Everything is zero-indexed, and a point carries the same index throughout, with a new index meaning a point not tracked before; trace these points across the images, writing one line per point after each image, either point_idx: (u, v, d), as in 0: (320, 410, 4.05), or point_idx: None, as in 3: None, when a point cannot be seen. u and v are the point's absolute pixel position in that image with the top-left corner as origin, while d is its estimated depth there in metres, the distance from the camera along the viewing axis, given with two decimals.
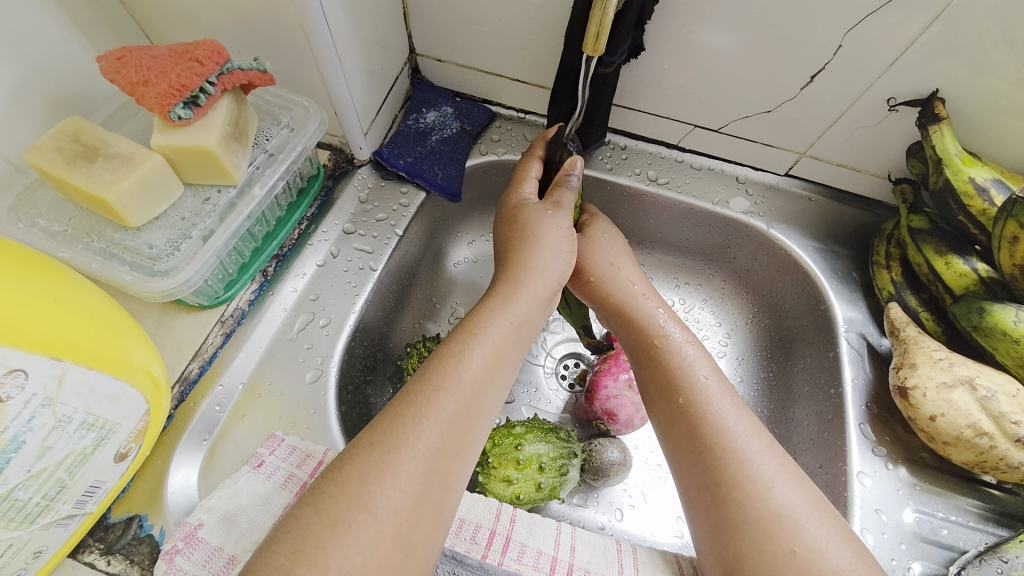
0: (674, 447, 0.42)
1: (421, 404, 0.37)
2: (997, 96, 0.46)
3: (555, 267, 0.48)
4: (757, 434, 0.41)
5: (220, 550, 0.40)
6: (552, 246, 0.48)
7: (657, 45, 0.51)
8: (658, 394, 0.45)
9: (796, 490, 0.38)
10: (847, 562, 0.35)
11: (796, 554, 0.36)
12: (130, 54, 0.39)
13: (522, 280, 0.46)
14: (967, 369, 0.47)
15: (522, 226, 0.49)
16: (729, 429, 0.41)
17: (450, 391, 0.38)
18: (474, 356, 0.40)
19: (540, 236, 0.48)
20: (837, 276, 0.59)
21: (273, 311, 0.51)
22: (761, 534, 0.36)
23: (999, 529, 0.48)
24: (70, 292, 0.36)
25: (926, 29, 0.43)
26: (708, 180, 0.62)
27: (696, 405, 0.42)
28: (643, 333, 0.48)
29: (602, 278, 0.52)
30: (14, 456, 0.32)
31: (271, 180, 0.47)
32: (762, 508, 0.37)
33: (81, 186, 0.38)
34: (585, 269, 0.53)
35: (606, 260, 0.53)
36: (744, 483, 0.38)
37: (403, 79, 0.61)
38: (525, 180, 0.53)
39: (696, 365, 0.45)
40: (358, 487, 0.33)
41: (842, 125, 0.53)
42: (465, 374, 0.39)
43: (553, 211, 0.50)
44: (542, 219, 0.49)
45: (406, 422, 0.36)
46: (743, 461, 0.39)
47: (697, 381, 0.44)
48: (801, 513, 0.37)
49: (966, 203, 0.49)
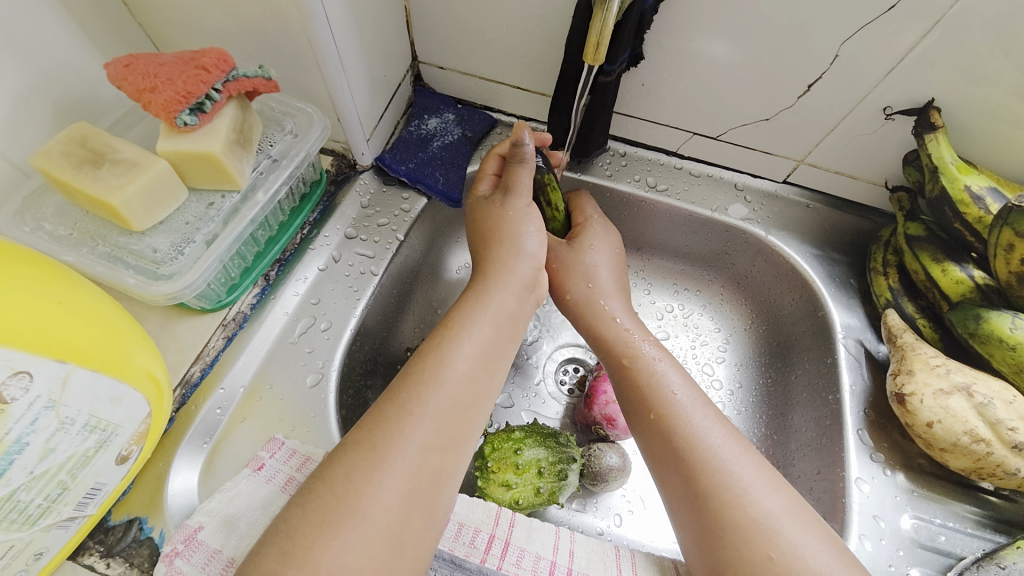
0: (654, 457, 0.43)
1: (404, 401, 0.37)
2: (994, 105, 0.46)
3: (528, 250, 0.49)
4: (731, 442, 0.41)
5: (220, 552, 0.40)
6: (518, 232, 0.49)
7: (657, 54, 0.52)
8: (634, 408, 0.45)
9: (772, 496, 0.38)
10: (824, 562, 0.36)
11: (773, 559, 0.36)
12: (137, 62, 0.40)
13: (494, 271, 0.47)
14: (964, 376, 0.47)
15: (483, 224, 0.51)
16: (701, 440, 0.41)
17: (433, 388, 0.38)
18: (456, 353, 0.41)
19: (508, 230, 0.49)
20: (835, 283, 0.59)
21: (275, 315, 0.52)
22: (739, 540, 0.37)
23: (996, 536, 0.49)
24: (75, 294, 0.36)
25: (922, 39, 0.43)
26: (706, 187, 0.63)
27: (668, 418, 0.43)
28: (613, 349, 0.49)
29: (577, 296, 0.53)
30: (18, 457, 0.32)
31: (274, 185, 0.48)
32: (740, 515, 0.37)
33: (87, 191, 0.39)
34: (564, 286, 0.53)
35: (585, 278, 0.53)
36: (719, 491, 0.38)
37: (405, 86, 0.62)
38: (482, 179, 0.54)
39: (668, 378, 0.45)
40: (345, 486, 0.34)
41: (839, 133, 0.53)
42: (449, 369, 0.40)
43: (501, 198, 0.51)
44: (494, 210, 0.50)
45: (391, 420, 0.36)
46: (718, 470, 0.39)
47: (668, 396, 0.44)
48: (776, 519, 0.37)
49: (962, 211, 0.49)
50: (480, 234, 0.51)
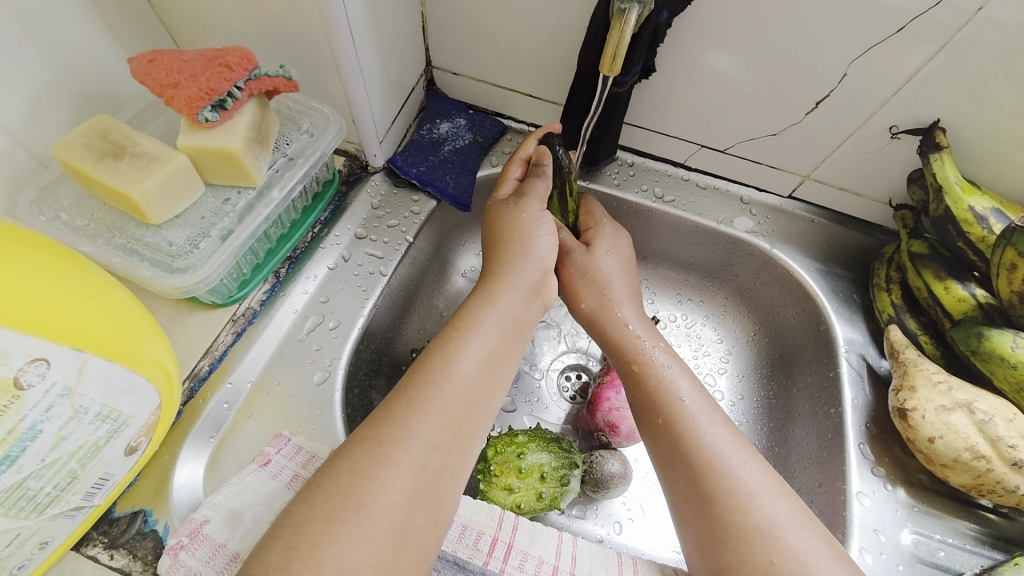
0: (661, 460, 0.43)
1: (411, 399, 0.38)
2: (997, 127, 0.47)
3: (538, 253, 0.50)
4: (738, 449, 0.41)
5: (224, 547, 0.40)
6: (531, 235, 0.50)
7: (669, 67, 0.52)
8: (644, 411, 0.46)
9: (777, 502, 0.39)
10: (826, 567, 0.36)
11: (775, 564, 0.36)
12: (161, 58, 0.40)
13: (502, 273, 0.48)
14: (965, 394, 0.48)
15: (497, 227, 0.51)
16: (708, 445, 0.41)
17: (440, 387, 0.39)
18: (462, 352, 0.41)
19: (518, 233, 0.50)
20: (838, 298, 0.60)
21: (284, 312, 0.52)
22: (742, 544, 0.37)
23: (995, 553, 0.49)
24: (93, 284, 0.37)
25: (929, 61, 0.44)
26: (713, 200, 0.64)
27: (676, 422, 0.43)
28: (624, 354, 0.49)
29: (593, 306, 0.53)
30: (31, 444, 0.33)
31: (290, 184, 0.48)
32: (744, 520, 0.38)
33: (107, 182, 0.39)
34: (579, 296, 0.54)
35: (599, 287, 0.53)
36: (725, 496, 0.39)
37: (418, 90, 0.63)
38: (505, 182, 0.55)
39: (677, 384, 0.46)
40: (350, 481, 0.34)
41: (846, 150, 0.54)
42: (456, 369, 0.40)
43: (514, 202, 0.52)
44: (508, 213, 0.51)
45: (397, 417, 0.37)
46: (724, 475, 0.40)
47: (677, 401, 0.44)
48: (781, 525, 0.38)
49: (965, 230, 0.50)
50: (491, 236, 0.52)
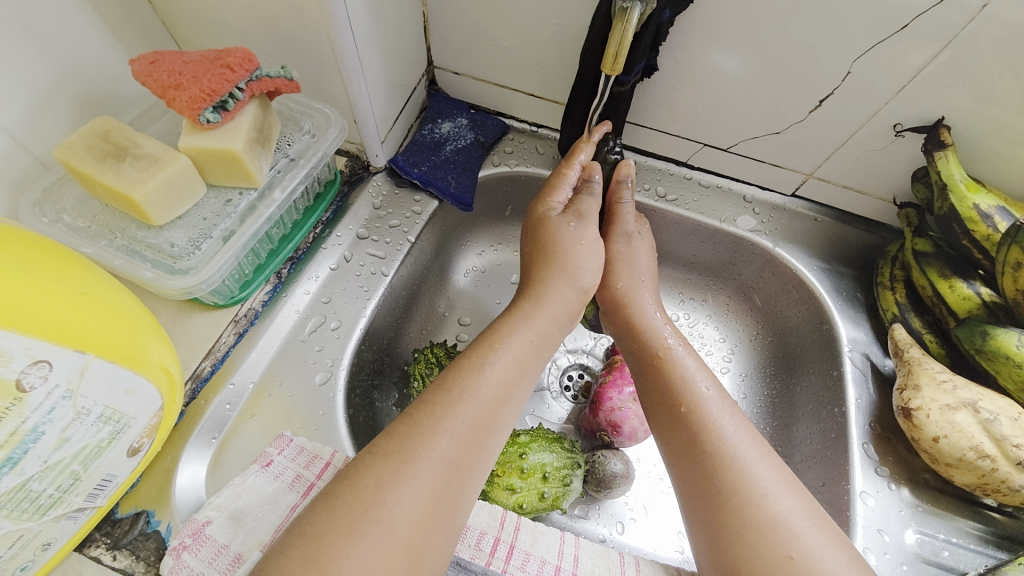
0: (674, 454, 0.43)
1: (437, 414, 0.38)
2: (1001, 124, 0.47)
3: (583, 282, 0.50)
4: (754, 443, 0.41)
5: (227, 547, 0.40)
6: (580, 264, 0.50)
7: (671, 66, 0.52)
8: (661, 402, 0.45)
9: (790, 498, 0.39)
10: (840, 565, 0.36)
11: (792, 560, 0.36)
12: (162, 59, 0.40)
13: (546, 296, 0.48)
14: (970, 393, 0.48)
15: (546, 240, 0.51)
16: (727, 438, 0.41)
17: (467, 404, 0.39)
18: (493, 370, 0.41)
19: (569, 253, 0.50)
20: (841, 297, 0.60)
21: (286, 313, 0.52)
22: (758, 539, 0.37)
23: (999, 552, 0.49)
24: (96, 286, 0.37)
25: (934, 58, 0.44)
26: (716, 198, 0.63)
27: (697, 414, 0.43)
28: (648, 345, 0.49)
29: (628, 287, 0.53)
30: (34, 446, 0.33)
31: (291, 184, 0.48)
32: (759, 514, 0.38)
33: (110, 184, 0.39)
34: (615, 276, 0.54)
35: (633, 275, 0.54)
36: (741, 491, 0.39)
37: (420, 90, 0.62)
38: (559, 189, 0.54)
39: (697, 375, 0.46)
40: (373, 497, 0.34)
41: (849, 149, 0.54)
42: (483, 388, 0.40)
43: (576, 223, 0.51)
44: (566, 232, 0.51)
45: (423, 432, 0.37)
46: (741, 470, 0.40)
47: (697, 391, 0.44)
48: (795, 520, 0.37)
49: (970, 228, 0.50)
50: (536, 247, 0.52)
